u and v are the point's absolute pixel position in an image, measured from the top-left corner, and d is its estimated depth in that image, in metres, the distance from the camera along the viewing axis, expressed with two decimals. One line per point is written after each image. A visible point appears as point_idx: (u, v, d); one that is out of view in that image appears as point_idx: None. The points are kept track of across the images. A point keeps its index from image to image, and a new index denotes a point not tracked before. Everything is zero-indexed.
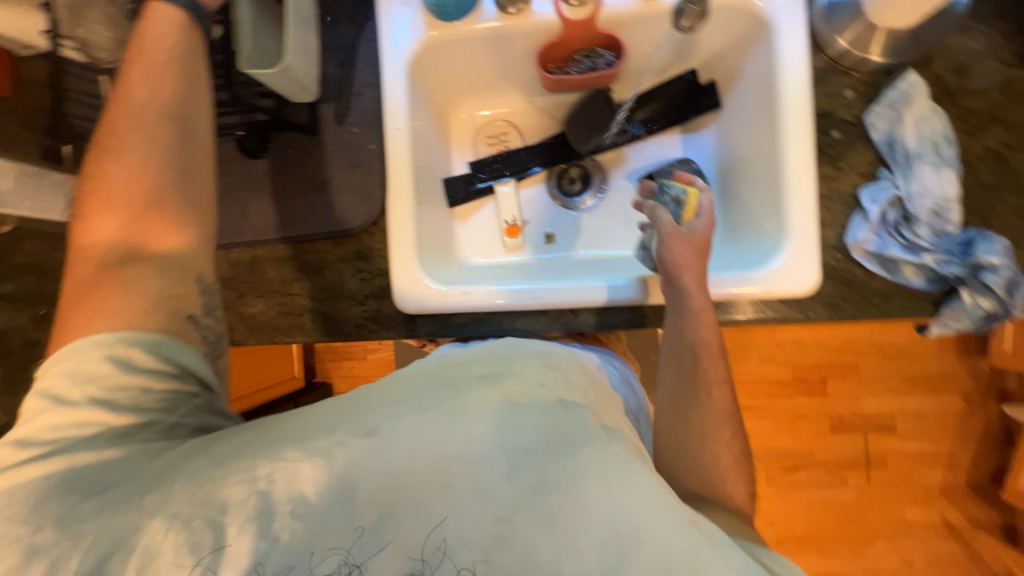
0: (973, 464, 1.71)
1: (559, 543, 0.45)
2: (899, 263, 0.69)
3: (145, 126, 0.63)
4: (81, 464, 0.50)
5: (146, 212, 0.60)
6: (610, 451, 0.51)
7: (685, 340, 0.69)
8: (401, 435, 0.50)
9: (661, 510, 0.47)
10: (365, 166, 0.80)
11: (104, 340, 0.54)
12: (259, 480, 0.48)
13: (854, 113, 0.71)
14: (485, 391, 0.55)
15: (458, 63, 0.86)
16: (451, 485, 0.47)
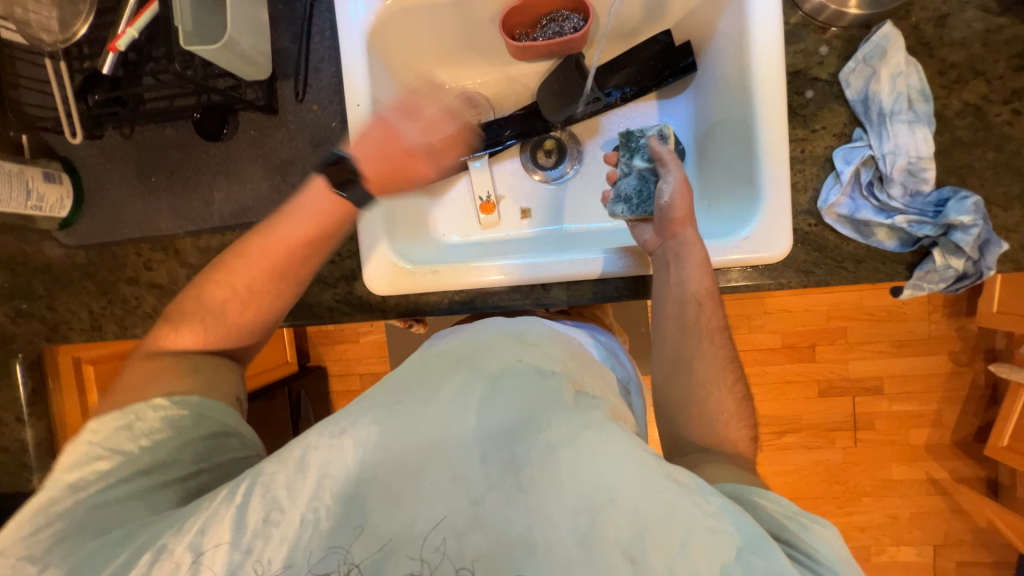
0: (958, 423, 1.74)
1: (533, 516, 0.45)
2: (871, 225, 0.68)
3: (238, 262, 0.67)
4: (82, 507, 0.50)
5: (231, 328, 0.67)
6: (583, 418, 0.50)
7: (690, 289, 0.69)
8: (376, 425, 0.51)
9: (636, 470, 0.46)
10: (328, 146, 0.78)
11: (160, 403, 0.57)
12: (237, 497, 0.48)
13: (828, 70, 0.69)
14: (461, 376, 0.55)
15: (420, 32, 0.82)
16: (425, 470, 0.48)
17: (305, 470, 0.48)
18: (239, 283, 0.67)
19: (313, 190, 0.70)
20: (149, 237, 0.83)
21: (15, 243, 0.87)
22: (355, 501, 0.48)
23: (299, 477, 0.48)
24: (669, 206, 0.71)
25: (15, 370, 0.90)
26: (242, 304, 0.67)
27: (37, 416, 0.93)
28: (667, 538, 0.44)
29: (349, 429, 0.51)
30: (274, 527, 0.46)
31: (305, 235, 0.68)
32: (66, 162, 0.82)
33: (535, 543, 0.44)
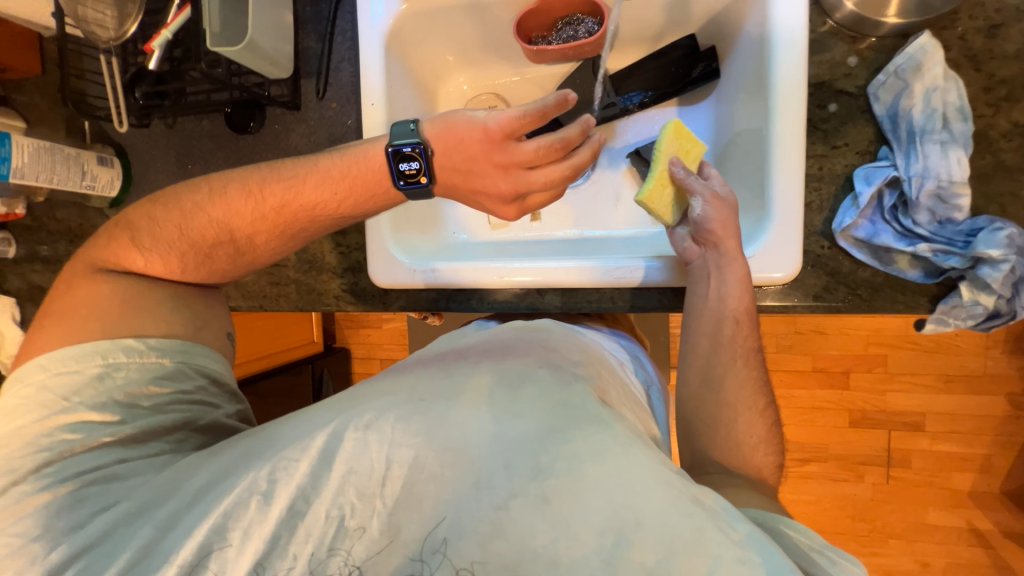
0: (1010, 470, 1.58)
1: (557, 529, 0.45)
2: (892, 252, 0.63)
3: (226, 205, 0.68)
4: (95, 475, 0.56)
5: (198, 247, 0.68)
6: (606, 430, 0.51)
7: (728, 308, 0.65)
8: (400, 424, 0.53)
9: (659, 488, 0.46)
10: (343, 143, 0.82)
11: (135, 348, 0.62)
12: (261, 486, 0.51)
13: (855, 84, 0.64)
14: (483, 383, 0.58)
15: (438, 34, 0.84)
16: (447, 473, 0.50)
17: (330, 464, 0.52)
18: (239, 226, 0.68)
19: (353, 157, 0.67)
20: None
21: (74, 216, 0.98)
22: (382, 498, 0.50)
23: (324, 470, 0.52)
24: (704, 217, 0.67)
25: None
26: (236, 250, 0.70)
27: None
28: (695, 562, 0.43)
29: (371, 427, 0.53)
30: (301, 519, 0.50)
31: (321, 206, 0.67)
32: (118, 147, 0.91)
33: (557, 559, 0.44)
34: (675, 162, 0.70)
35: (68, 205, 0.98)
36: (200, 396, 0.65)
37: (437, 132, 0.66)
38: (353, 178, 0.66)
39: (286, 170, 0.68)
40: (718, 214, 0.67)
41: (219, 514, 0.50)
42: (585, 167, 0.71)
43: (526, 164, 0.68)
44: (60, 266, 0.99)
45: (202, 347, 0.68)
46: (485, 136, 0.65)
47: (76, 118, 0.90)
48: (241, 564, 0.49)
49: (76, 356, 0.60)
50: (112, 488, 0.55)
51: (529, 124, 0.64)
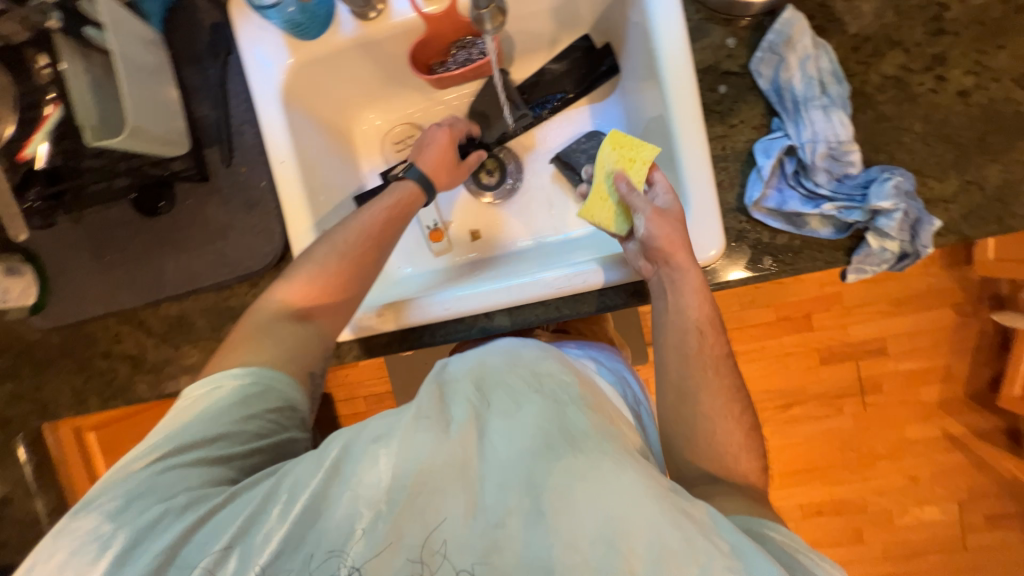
0: (970, 375, 1.65)
1: (553, 540, 0.46)
2: (803, 216, 0.66)
3: (320, 240, 0.72)
4: (157, 482, 0.51)
5: (307, 292, 0.69)
6: (602, 450, 0.51)
7: (690, 319, 0.66)
8: (408, 439, 0.51)
9: (651, 503, 0.47)
10: (261, 206, 0.80)
11: (234, 372, 0.60)
12: (280, 495, 0.49)
13: (738, 63, 0.67)
14: (488, 402, 0.54)
15: (338, 78, 0.83)
16: (448, 486, 0.49)
17: (343, 479, 0.50)
18: (332, 275, 0.69)
19: (391, 189, 0.76)
20: (115, 312, 0.87)
21: None
22: (385, 505, 0.48)
23: (335, 483, 0.49)
24: (648, 237, 0.65)
25: (18, 448, 0.96)
26: (332, 279, 0.69)
27: (45, 486, 0.99)
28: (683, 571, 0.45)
29: (381, 440, 0.51)
30: (309, 528, 0.48)
31: (385, 219, 0.73)
32: (27, 252, 0.86)
33: (551, 567, 0.45)
34: (621, 179, 0.67)
35: None
36: (278, 419, 0.59)
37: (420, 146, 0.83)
38: (393, 200, 0.74)
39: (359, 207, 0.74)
40: (662, 230, 0.64)
41: (242, 523, 0.48)
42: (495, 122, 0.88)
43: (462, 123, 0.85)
44: None
45: (286, 377, 0.62)
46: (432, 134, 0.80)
47: None
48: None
49: (200, 383, 0.60)
50: (148, 498, 0.50)
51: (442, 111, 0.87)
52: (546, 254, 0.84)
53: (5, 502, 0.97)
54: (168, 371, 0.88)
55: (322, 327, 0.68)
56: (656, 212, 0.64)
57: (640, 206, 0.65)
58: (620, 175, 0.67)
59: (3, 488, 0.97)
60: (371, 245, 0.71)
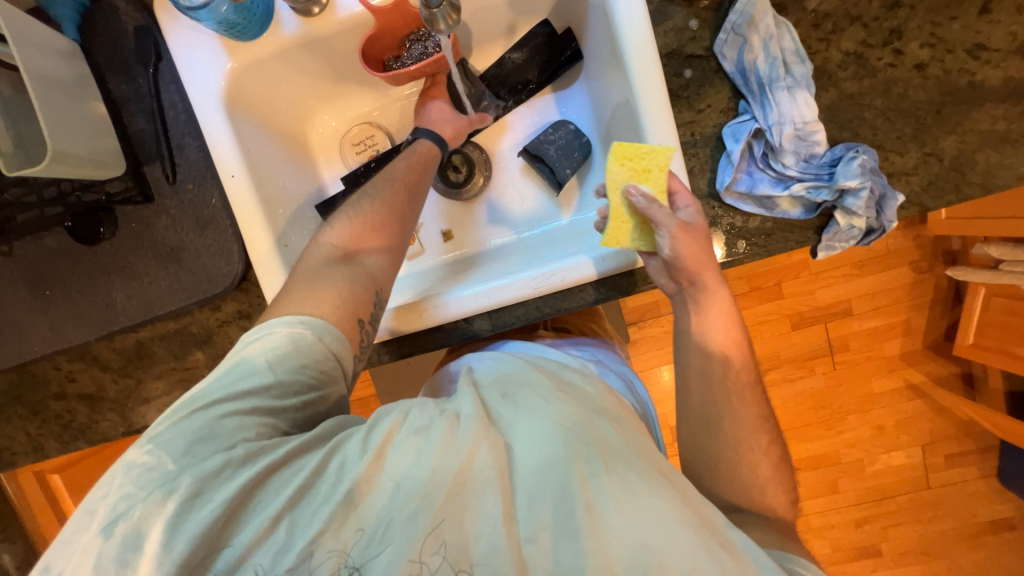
0: (928, 327, 1.75)
1: (582, 557, 0.45)
2: (773, 198, 0.66)
3: (346, 204, 0.69)
4: (214, 434, 0.48)
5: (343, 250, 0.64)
6: (641, 469, 0.50)
7: (707, 334, 0.66)
8: (448, 438, 0.49)
9: (681, 532, 0.46)
10: (215, 224, 0.75)
11: (286, 322, 0.55)
12: (327, 472, 0.48)
13: (702, 45, 0.66)
14: (527, 405, 0.53)
15: (285, 80, 0.77)
16: (483, 490, 0.48)
17: (383, 470, 0.48)
18: (363, 229, 0.66)
19: (410, 150, 0.75)
20: (63, 350, 0.80)
21: None
22: (421, 498, 0.47)
23: (375, 471, 0.48)
24: (675, 253, 0.63)
25: None
26: (372, 228, 0.66)
27: None
28: None
29: (420, 435, 0.50)
30: (351, 509, 0.47)
31: (410, 175, 0.72)
32: None
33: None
34: (636, 192, 0.62)
35: None
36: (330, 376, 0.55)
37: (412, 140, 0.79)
38: (413, 156, 0.74)
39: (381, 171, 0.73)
40: (687, 247, 0.63)
41: (292, 495, 0.46)
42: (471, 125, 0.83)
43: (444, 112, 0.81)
44: None
45: (334, 329, 0.57)
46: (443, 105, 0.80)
47: None
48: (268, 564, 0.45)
49: (248, 334, 0.54)
50: (208, 444, 0.47)
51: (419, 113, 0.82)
52: (530, 250, 0.83)
53: None
54: (131, 406, 0.83)
55: (371, 266, 0.64)
56: (681, 226, 0.62)
57: (664, 220, 0.62)
58: (634, 190, 0.62)
59: None
60: (403, 191, 0.70)
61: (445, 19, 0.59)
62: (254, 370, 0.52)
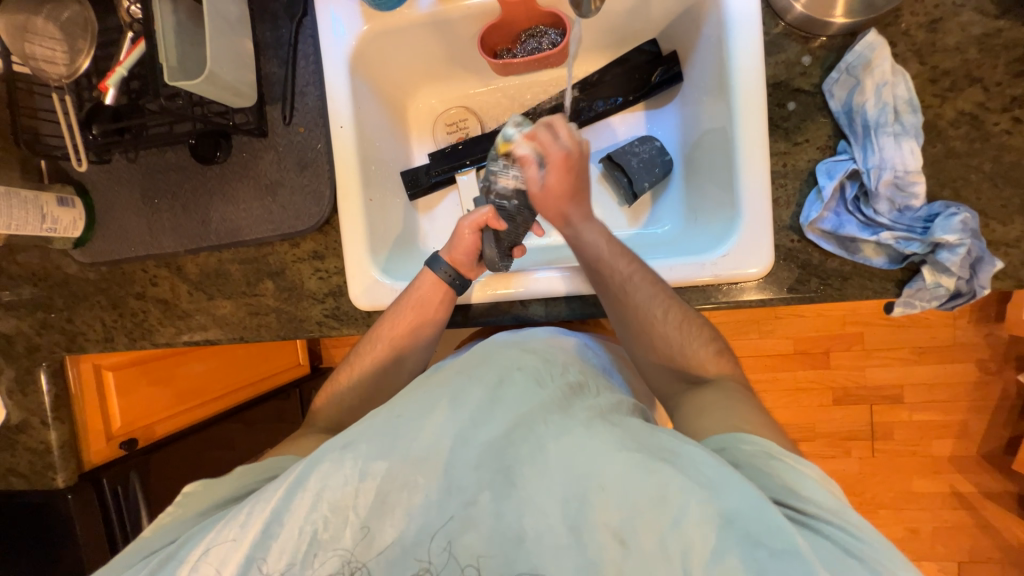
0: (987, 435, 1.59)
1: (523, 506, 0.49)
2: (858, 242, 0.65)
3: (351, 355, 0.81)
4: (142, 549, 0.57)
5: (345, 396, 0.79)
6: (571, 416, 0.55)
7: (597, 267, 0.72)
8: (374, 442, 0.54)
9: (621, 456, 0.50)
10: (314, 167, 0.81)
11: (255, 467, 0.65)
12: (231, 524, 0.51)
13: (811, 82, 0.67)
14: (462, 391, 0.58)
15: (404, 53, 0.84)
16: (418, 479, 0.52)
17: (303, 485, 0.52)
18: (361, 379, 0.79)
19: (413, 284, 0.78)
20: (155, 255, 0.88)
21: (36, 259, 0.95)
22: (354, 510, 0.51)
23: (296, 492, 0.51)
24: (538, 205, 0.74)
25: (40, 377, 0.97)
26: (368, 390, 0.79)
27: (61, 419, 0.99)
28: (657, 516, 0.46)
29: (349, 446, 0.54)
30: (274, 539, 0.50)
31: (400, 330, 0.77)
32: (78, 186, 0.87)
33: (525, 534, 0.48)
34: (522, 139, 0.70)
35: (28, 247, 0.95)
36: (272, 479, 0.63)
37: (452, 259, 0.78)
38: (404, 299, 0.77)
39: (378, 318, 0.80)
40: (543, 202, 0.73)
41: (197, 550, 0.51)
42: (492, 263, 0.77)
43: (478, 251, 0.77)
44: (26, 312, 0.97)
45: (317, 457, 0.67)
46: (460, 227, 0.77)
47: (33, 158, 0.86)
48: None
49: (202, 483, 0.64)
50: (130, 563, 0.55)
51: (466, 260, 0.77)
52: (550, 259, 0.86)
53: (21, 429, 0.99)
54: (197, 318, 0.89)
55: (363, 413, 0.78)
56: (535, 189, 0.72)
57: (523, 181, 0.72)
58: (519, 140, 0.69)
59: (20, 414, 0.98)
60: (393, 346, 0.78)
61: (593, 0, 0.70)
62: (204, 496, 0.61)
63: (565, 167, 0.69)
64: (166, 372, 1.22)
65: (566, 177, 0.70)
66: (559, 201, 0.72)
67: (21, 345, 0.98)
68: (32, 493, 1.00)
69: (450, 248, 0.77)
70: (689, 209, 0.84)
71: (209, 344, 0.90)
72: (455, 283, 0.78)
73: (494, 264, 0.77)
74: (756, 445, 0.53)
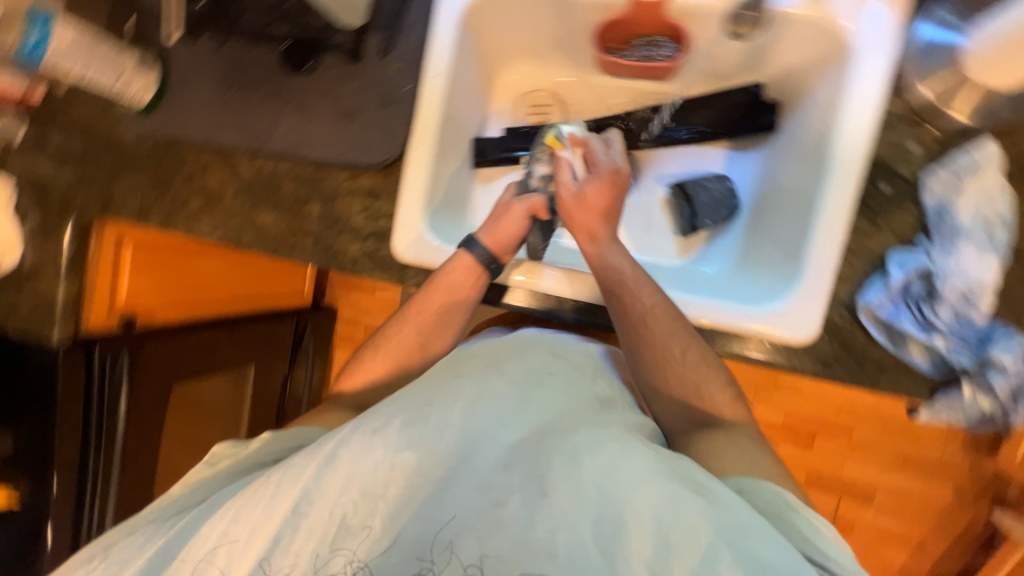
0: (944, 559, 1.59)
1: (554, 520, 0.48)
2: (907, 338, 0.64)
3: (377, 338, 0.82)
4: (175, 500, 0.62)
5: (368, 376, 0.80)
6: (606, 431, 0.55)
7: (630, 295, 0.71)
8: (404, 430, 0.56)
9: (655, 482, 0.50)
10: (396, 106, 0.81)
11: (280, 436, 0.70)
12: (265, 493, 0.53)
13: (911, 170, 0.67)
14: (492, 385, 0.62)
15: (515, 21, 0.84)
16: (446, 478, 0.52)
17: (334, 464, 0.54)
18: (386, 359, 0.80)
19: (443, 273, 0.77)
20: (213, 146, 0.87)
21: (94, 114, 0.95)
22: (384, 500, 0.51)
23: (327, 471, 0.53)
24: (572, 213, 0.79)
25: (63, 232, 0.99)
26: (392, 369, 0.80)
27: (72, 275, 1.00)
28: (691, 555, 0.46)
29: (378, 432, 0.56)
30: (303, 518, 0.51)
31: (431, 312, 0.79)
32: (160, 54, 0.87)
33: (555, 549, 0.46)
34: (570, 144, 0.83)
35: (90, 101, 0.95)
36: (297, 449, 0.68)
37: (495, 234, 0.79)
38: (437, 284, 0.78)
39: (409, 301, 0.81)
40: (580, 215, 0.78)
41: (226, 515, 0.53)
42: (534, 245, 0.82)
43: (517, 232, 0.80)
44: (69, 162, 0.98)
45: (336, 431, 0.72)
46: (508, 208, 0.81)
47: (122, 15, 0.86)
48: (243, 564, 0.51)
49: (232, 446, 0.69)
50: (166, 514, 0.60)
51: (507, 238, 0.79)
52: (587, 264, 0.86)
53: (34, 274, 1.00)
54: (236, 221, 0.88)
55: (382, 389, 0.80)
56: (575, 192, 0.79)
57: (569, 182, 0.80)
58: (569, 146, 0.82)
59: (36, 259, 0.99)
60: (422, 328, 0.80)
61: (746, 26, 0.73)
62: (234, 464, 0.66)
63: (611, 182, 0.78)
64: (179, 263, 1.18)
65: (607, 193, 0.78)
66: (589, 215, 0.78)
67: (57, 193, 0.99)
68: (24, 340, 1.00)
69: (491, 228, 0.79)
70: (742, 258, 0.84)
71: (240, 248, 0.89)
72: (491, 269, 0.78)
73: (535, 249, 0.82)
74: (775, 494, 0.56)
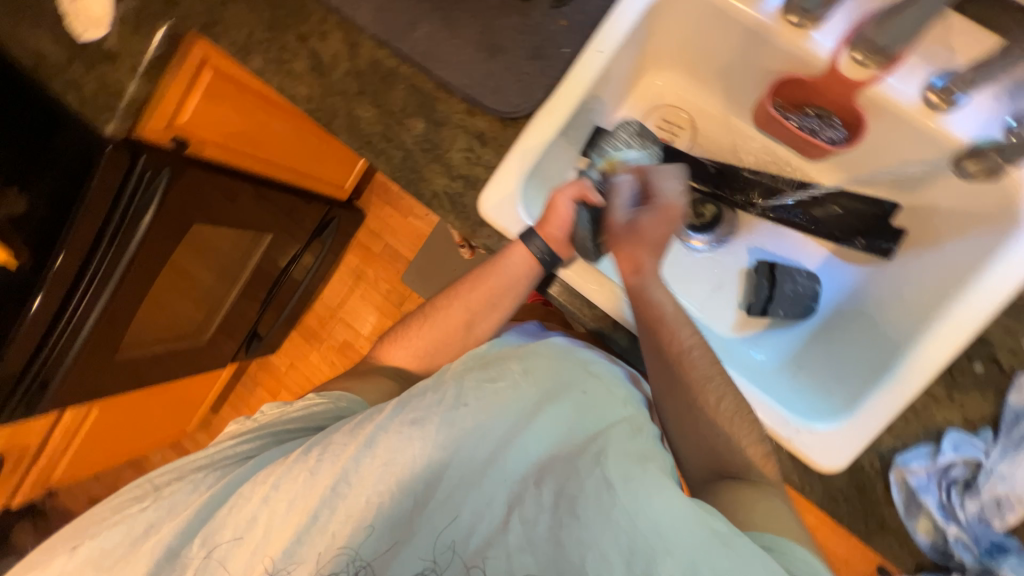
0: None
1: (584, 544, 0.51)
2: (921, 511, 0.65)
3: (426, 311, 0.85)
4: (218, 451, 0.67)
5: (410, 346, 0.84)
6: (636, 462, 0.57)
7: (682, 350, 0.69)
8: (439, 425, 0.62)
9: (687, 527, 0.52)
10: (546, 62, 0.77)
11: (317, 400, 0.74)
12: (310, 459, 0.61)
13: (1012, 361, 0.66)
14: (523, 393, 0.65)
15: (697, 33, 0.79)
16: (476, 485, 0.58)
17: (371, 449, 0.60)
18: (429, 333, 0.83)
19: (500, 261, 0.77)
20: (342, 14, 0.82)
21: None
22: (417, 494, 0.59)
23: (367, 454, 0.60)
24: (620, 236, 0.74)
25: (158, 27, 0.90)
26: (435, 343, 0.83)
27: (147, 77, 0.91)
28: None
29: (416, 424, 0.62)
30: (341, 499, 0.58)
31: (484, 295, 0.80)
32: None
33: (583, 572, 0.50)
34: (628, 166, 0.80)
35: None
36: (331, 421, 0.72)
37: (552, 234, 0.72)
38: (493, 269, 0.78)
39: (464, 281, 0.83)
40: (627, 241, 0.74)
41: (274, 470, 0.61)
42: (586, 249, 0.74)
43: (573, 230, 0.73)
44: None
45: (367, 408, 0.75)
46: (555, 200, 0.73)
47: None
48: (287, 519, 0.58)
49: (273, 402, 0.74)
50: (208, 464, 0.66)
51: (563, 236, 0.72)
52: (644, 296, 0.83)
53: (110, 57, 0.91)
54: (333, 101, 0.82)
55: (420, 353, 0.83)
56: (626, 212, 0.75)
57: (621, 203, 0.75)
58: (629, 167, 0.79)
59: (117, 43, 0.91)
60: (471, 309, 0.81)
61: (977, 167, 0.67)
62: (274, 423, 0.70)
63: (666, 215, 0.74)
64: (252, 111, 1.15)
65: (660, 223, 0.74)
66: (638, 246, 0.73)
67: None
68: (71, 117, 0.92)
69: (548, 224, 0.72)
70: (792, 359, 0.82)
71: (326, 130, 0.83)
72: (544, 263, 0.72)
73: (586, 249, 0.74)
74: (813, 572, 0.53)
